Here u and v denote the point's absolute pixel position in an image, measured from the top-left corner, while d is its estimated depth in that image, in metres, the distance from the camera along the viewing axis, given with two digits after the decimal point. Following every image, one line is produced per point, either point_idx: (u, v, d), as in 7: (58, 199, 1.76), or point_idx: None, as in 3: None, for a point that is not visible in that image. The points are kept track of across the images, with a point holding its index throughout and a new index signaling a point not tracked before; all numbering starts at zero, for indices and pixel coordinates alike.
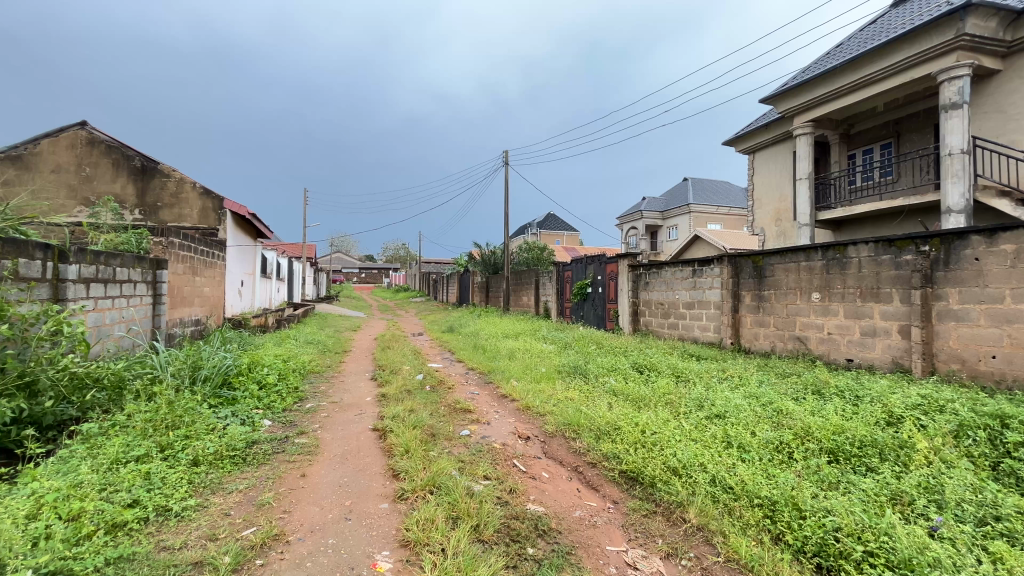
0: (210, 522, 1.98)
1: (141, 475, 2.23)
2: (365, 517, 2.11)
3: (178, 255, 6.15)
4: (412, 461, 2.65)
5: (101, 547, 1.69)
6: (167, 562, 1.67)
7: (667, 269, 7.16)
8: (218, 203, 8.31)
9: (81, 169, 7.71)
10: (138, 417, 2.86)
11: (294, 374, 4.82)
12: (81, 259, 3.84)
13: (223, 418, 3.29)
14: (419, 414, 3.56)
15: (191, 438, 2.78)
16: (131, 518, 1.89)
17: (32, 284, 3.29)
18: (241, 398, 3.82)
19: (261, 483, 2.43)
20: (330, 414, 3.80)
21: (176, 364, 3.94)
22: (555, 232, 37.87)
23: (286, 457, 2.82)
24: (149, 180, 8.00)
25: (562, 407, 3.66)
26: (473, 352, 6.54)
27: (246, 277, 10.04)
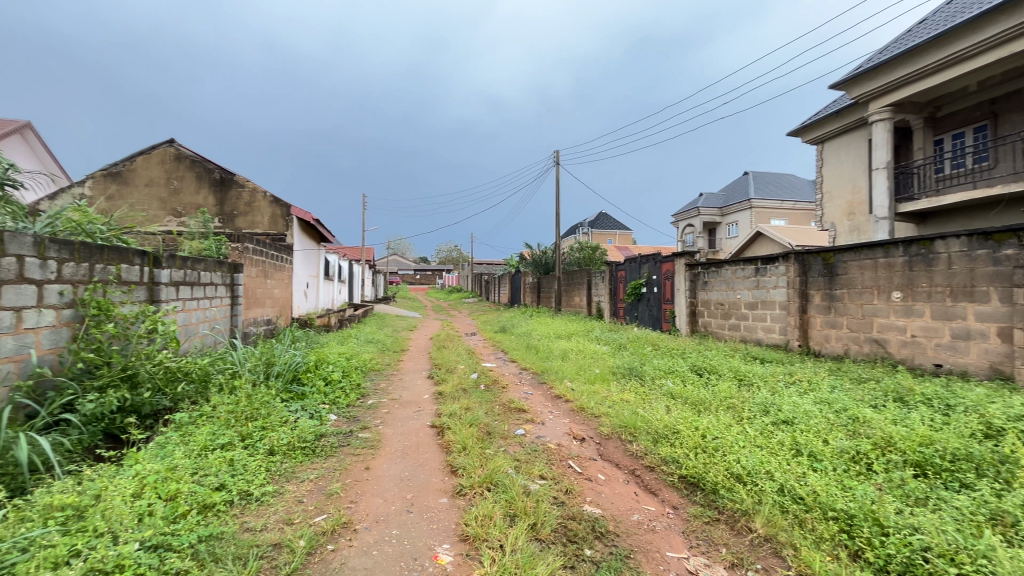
0: (286, 508, 2.13)
1: (226, 462, 2.44)
2: (426, 510, 2.19)
3: (252, 259, 6.63)
4: (469, 458, 2.71)
5: (194, 525, 1.85)
6: (250, 542, 1.81)
7: (727, 268, 6.86)
8: (286, 211, 8.86)
9: (169, 182, 8.50)
10: (222, 408, 3.12)
11: (357, 371, 5.05)
12: (172, 264, 4.23)
13: (294, 411, 3.52)
14: (475, 412, 3.63)
15: (267, 430, 2.99)
16: (217, 500, 2.06)
17: (133, 287, 3.67)
18: (309, 393, 4.06)
19: (330, 473, 2.58)
20: (391, 410, 3.96)
21: (252, 360, 4.26)
22: (607, 232, 37.25)
23: (352, 450, 2.97)
24: (226, 191, 8.69)
25: (618, 409, 3.61)
26: (526, 353, 6.57)
27: (312, 279, 10.65)
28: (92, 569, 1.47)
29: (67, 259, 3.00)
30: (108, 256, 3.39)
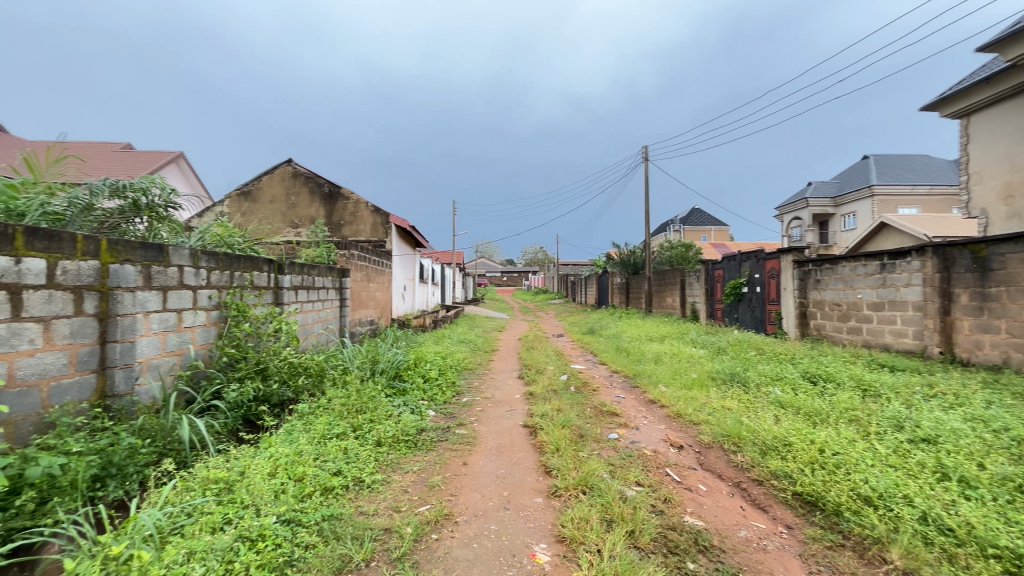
0: (394, 496, 2.29)
1: (341, 449, 2.69)
2: (522, 508, 2.23)
3: (357, 265, 7.24)
4: (564, 459, 2.71)
5: (318, 505, 2.07)
6: (365, 524, 1.97)
7: (844, 264, 6.15)
8: (385, 219, 9.54)
9: (289, 198, 9.56)
10: (336, 401, 3.44)
11: (452, 370, 5.29)
12: (292, 271, 4.75)
13: (397, 406, 3.77)
14: (567, 414, 3.62)
15: (375, 422, 3.24)
16: (336, 483, 2.28)
17: (262, 291, 4.18)
18: (410, 389, 4.33)
19: (430, 466, 2.73)
20: (484, 408, 4.10)
21: (360, 357, 4.65)
22: (701, 229, 35.14)
23: (449, 445, 3.12)
24: (334, 203, 9.56)
25: (719, 417, 3.39)
26: (616, 355, 6.41)
27: (408, 282, 11.35)
28: (241, 536, 1.71)
29: (215, 268, 3.50)
30: (243, 264, 3.90)
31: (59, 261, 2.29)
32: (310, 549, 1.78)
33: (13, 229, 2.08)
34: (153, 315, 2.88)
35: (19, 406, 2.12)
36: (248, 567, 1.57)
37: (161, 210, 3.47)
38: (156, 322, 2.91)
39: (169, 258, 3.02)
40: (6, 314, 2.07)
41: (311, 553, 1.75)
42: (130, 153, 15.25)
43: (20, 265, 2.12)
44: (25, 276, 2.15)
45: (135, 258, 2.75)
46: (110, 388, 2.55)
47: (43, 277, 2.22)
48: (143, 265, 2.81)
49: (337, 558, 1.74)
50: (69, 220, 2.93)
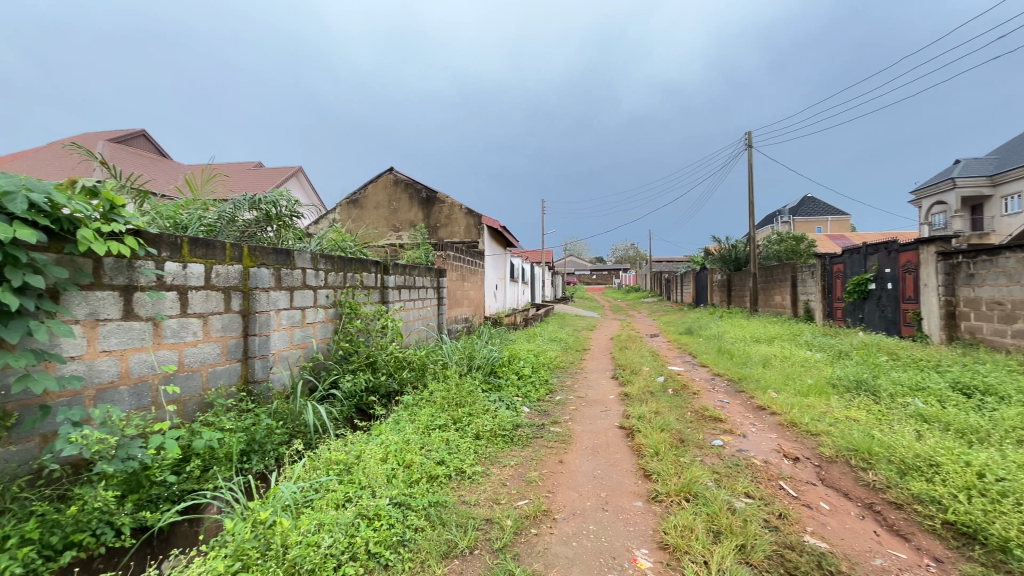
0: (493, 488, 2.37)
1: (443, 440, 2.84)
2: (622, 511, 2.18)
3: (453, 265, 7.59)
4: (664, 464, 2.60)
5: (425, 491, 2.20)
6: (468, 513, 2.06)
7: (1007, 256, 5.13)
8: (478, 221, 9.87)
9: (391, 204, 10.29)
10: (438, 394, 3.64)
11: (544, 368, 5.33)
12: (396, 271, 5.10)
13: (494, 401, 3.90)
14: (666, 417, 3.47)
15: (473, 416, 3.37)
16: (440, 472, 2.41)
17: (371, 290, 4.55)
18: (505, 385, 4.45)
19: (527, 462, 2.78)
20: (578, 407, 4.07)
21: (458, 353, 4.86)
22: (815, 219, 31.61)
23: (545, 442, 3.15)
24: (431, 207, 10.10)
25: (843, 429, 3.04)
26: (718, 357, 6.00)
27: (500, 281, 11.62)
28: (361, 513, 1.89)
29: (331, 270, 3.87)
30: (354, 266, 4.26)
31: (213, 265, 2.68)
32: (420, 532, 1.90)
33: (180, 239, 2.46)
34: (283, 312, 3.26)
35: (186, 387, 2.53)
36: (367, 543, 1.74)
37: (286, 219, 3.91)
38: (285, 318, 3.29)
39: (295, 261, 3.39)
40: (177, 310, 2.48)
41: (421, 536, 1.87)
42: (261, 171, 17.43)
43: (185, 269, 2.51)
44: (189, 279, 2.54)
45: (269, 262, 3.13)
46: (251, 375, 2.94)
47: (201, 279, 2.62)
48: (275, 268, 3.19)
49: (443, 542, 1.85)
50: (218, 230, 3.43)
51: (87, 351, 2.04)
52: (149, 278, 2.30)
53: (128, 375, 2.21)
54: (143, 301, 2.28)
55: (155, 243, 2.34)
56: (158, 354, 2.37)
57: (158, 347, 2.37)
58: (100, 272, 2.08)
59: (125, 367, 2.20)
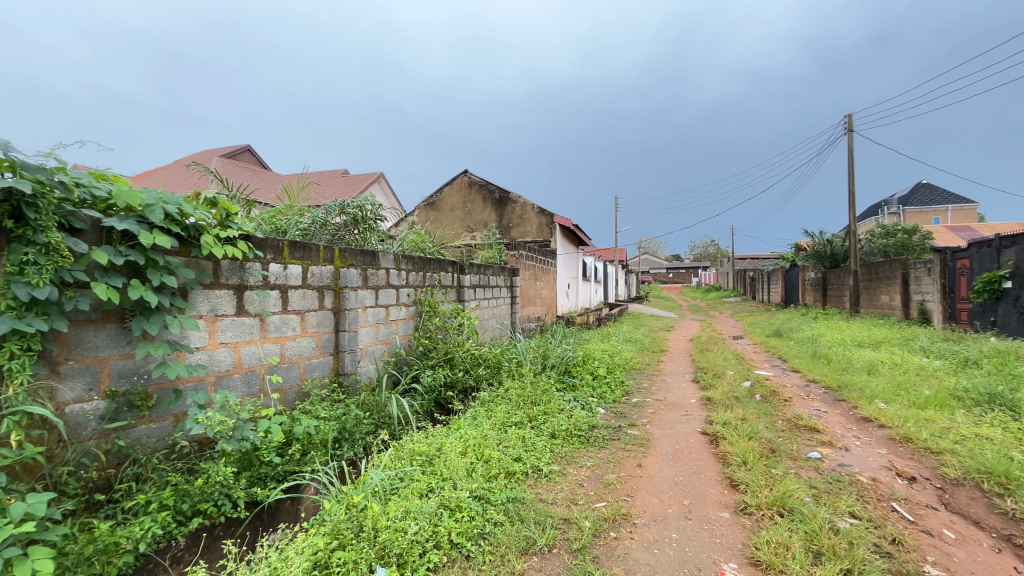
0: (571, 488, 2.36)
1: (520, 437, 2.87)
2: (707, 521, 2.08)
3: (526, 264, 7.66)
4: (753, 474, 2.44)
5: (503, 486, 2.24)
6: (546, 512, 2.07)
7: None
8: (550, 220, 9.87)
9: (465, 206, 10.59)
10: (513, 392, 3.69)
11: (620, 369, 5.21)
12: (472, 271, 5.24)
13: (569, 401, 3.88)
14: (754, 424, 3.24)
15: (549, 414, 3.37)
16: (517, 469, 2.44)
17: (448, 289, 4.71)
18: (580, 385, 4.41)
19: (605, 464, 2.73)
20: (657, 411, 3.93)
21: (532, 352, 4.90)
22: (931, 209, 27.95)
23: (623, 445, 3.07)
24: (504, 207, 10.24)
25: (972, 448, 2.66)
26: (813, 362, 5.50)
27: (572, 280, 11.53)
28: (444, 504, 1.97)
29: (412, 270, 4.06)
30: (433, 266, 4.43)
31: (308, 266, 2.92)
32: (499, 526, 1.94)
33: (281, 243, 2.70)
34: (368, 309, 3.47)
35: (287, 378, 2.78)
36: (450, 532, 1.81)
37: (371, 222, 4.15)
38: (371, 315, 3.51)
39: (379, 262, 3.59)
40: (279, 307, 2.73)
41: (500, 530, 1.91)
42: (347, 178, 18.75)
43: (286, 270, 2.76)
44: (289, 279, 2.78)
45: (357, 262, 3.35)
46: (342, 368, 3.17)
47: (299, 279, 2.86)
48: (362, 268, 3.40)
49: (522, 538, 1.87)
50: (312, 234, 3.74)
51: (208, 342, 2.30)
52: (257, 278, 2.55)
53: (240, 365, 2.47)
54: (252, 299, 2.54)
55: (262, 246, 2.59)
56: (264, 347, 2.62)
57: (264, 340, 2.63)
58: (217, 272, 2.34)
59: (237, 358, 2.46)
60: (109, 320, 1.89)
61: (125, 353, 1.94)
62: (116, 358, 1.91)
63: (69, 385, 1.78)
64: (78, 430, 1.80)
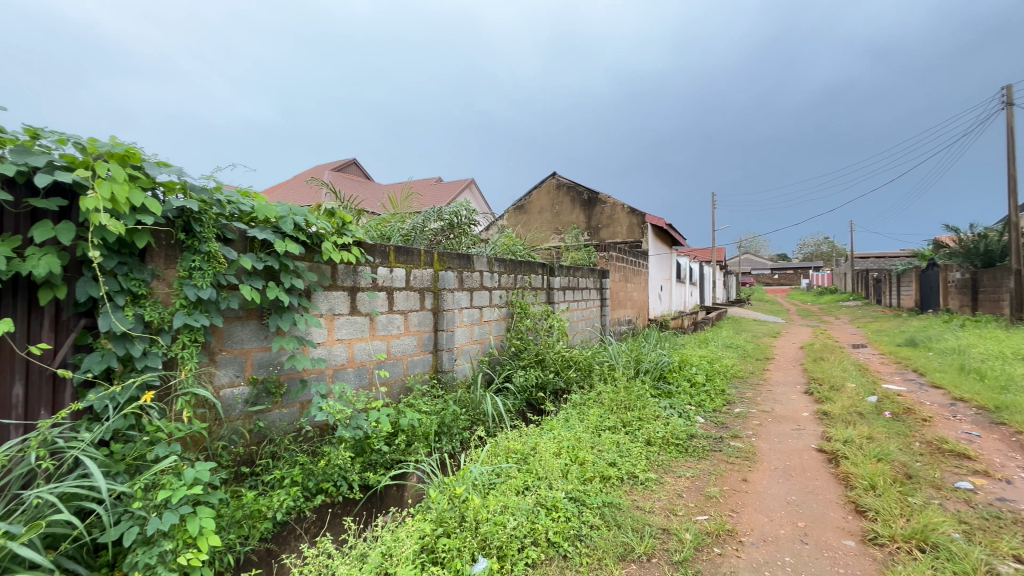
0: (669, 498, 2.28)
1: (614, 442, 2.82)
2: (827, 547, 1.89)
3: (616, 266, 7.50)
4: (884, 500, 2.16)
5: (598, 490, 2.23)
6: (644, 519, 2.02)
7: None
8: (642, 219, 9.56)
9: (554, 208, 10.64)
10: (606, 396, 3.64)
11: (720, 376, 4.89)
12: (561, 273, 5.25)
13: (665, 408, 3.73)
14: (884, 445, 2.87)
15: (644, 421, 3.28)
16: (613, 474, 2.41)
17: (538, 291, 4.77)
18: (676, 392, 4.22)
19: (706, 475, 2.59)
20: (763, 423, 3.64)
21: (624, 356, 4.78)
22: None
23: (724, 457, 2.89)
24: (593, 208, 10.13)
25: None
26: (960, 378, 4.72)
27: (665, 282, 11.05)
28: (540, 503, 2.01)
29: (504, 272, 4.17)
30: (524, 268, 4.51)
31: (411, 269, 3.13)
32: (595, 530, 1.93)
33: (388, 248, 2.93)
34: (464, 310, 3.63)
35: (393, 372, 3.01)
36: (548, 531, 1.84)
37: (466, 227, 4.34)
38: (466, 316, 3.66)
39: (474, 264, 3.74)
40: (386, 307, 2.95)
41: (597, 533, 1.90)
42: (441, 185, 19.77)
43: (392, 273, 2.99)
44: (394, 281, 3.01)
45: (454, 265, 3.51)
46: (440, 365, 3.36)
47: (403, 281, 3.08)
48: (458, 270, 3.57)
49: (619, 544, 1.84)
50: (413, 239, 4.01)
51: (327, 338, 2.57)
52: (367, 280, 2.80)
53: (353, 359, 2.72)
54: (364, 299, 2.78)
55: (371, 251, 2.83)
56: (373, 343, 2.86)
57: (373, 337, 2.86)
58: (335, 276, 2.61)
59: (351, 353, 2.71)
60: (251, 317, 2.19)
61: (263, 346, 2.24)
62: (256, 350, 2.21)
63: (223, 372, 2.08)
64: (229, 410, 2.11)
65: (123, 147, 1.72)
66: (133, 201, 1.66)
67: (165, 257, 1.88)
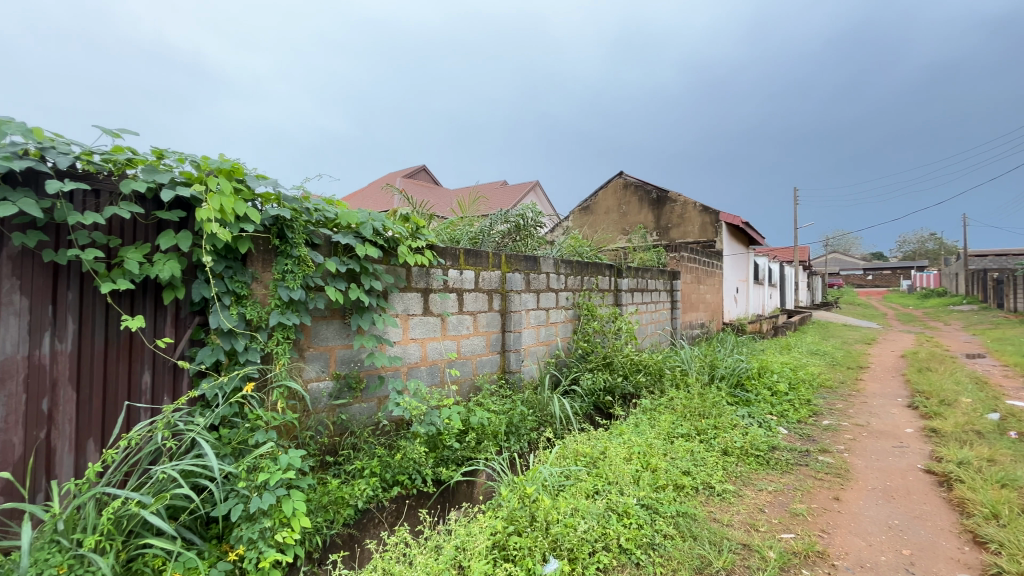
0: (749, 512, 2.15)
1: (688, 450, 2.71)
2: None
3: (688, 266, 7.19)
4: (1011, 532, 1.90)
5: (672, 499, 2.15)
6: (722, 532, 1.92)
7: None
8: (716, 217, 9.09)
9: (621, 208, 10.41)
10: (678, 402, 3.50)
11: (806, 385, 4.54)
12: (629, 274, 5.12)
13: (743, 416, 3.52)
14: (1009, 469, 2.52)
15: (720, 429, 3.11)
16: (687, 483, 2.31)
17: (605, 293, 4.68)
18: (755, 400, 3.97)
19: (791, 491, 2.42)
20: (857, 438, 3.33)
21: (698, 361, 4.58)
22: None
23: (812, 472, 2.68)
24: (662, 207, 9.80)
25: None
26: None
27: (741, 283, 10.42)
28: (612, 508, 1.98)
29: (571, 274, 4.14)
30: (591, 270, 4.46)
31: (480, 271, 3.21)
32: (669, 540, 1.86)
33: (458, 251, 3.02)
34: (531, 311, 3.66)
35: (463, 371, 3.10)
36: (620, 537, 1.81)
37: (532, 229, 4.37)
38: (533, 317, 3.69)
39: (540, 266, 3.75)
40: (456, 308, 3.05)
41: (671, 543, 1.84)
42: (506, 188, 20.04)
43: (462, 275, 3.08)
44: (464, 283, 3.10)
45: (521, 267, 3.55)
46: (508, 366, 3.40)
47: (472, 282, 3.16)
48: (525, 272, 3.60)
49: (695, 556, 1.77)
50: (481, 241, 4.09)
51: (402, 337, 2.70)
52: (439, 282, 2.91)
53: (426, 358, 2.84)
54: (436, 300, 2.89)
55: (443, 254, 2.94)
56: (444, 343, 2.96)
57: (444, 337, 2.96)
58: (409, 278, 2.73)
59: (424, 352, 2.83)
60: (335, 317, 2.35)
61: (346, 344, 2.39)
62: (340, 347, 2.37)
63: (311, 367, 2.25)
64: (316, 402, 2.28)
65: (230, 163, 1.91)
66: (238, 210, 1.84)
67: (262, 261, 2.07)
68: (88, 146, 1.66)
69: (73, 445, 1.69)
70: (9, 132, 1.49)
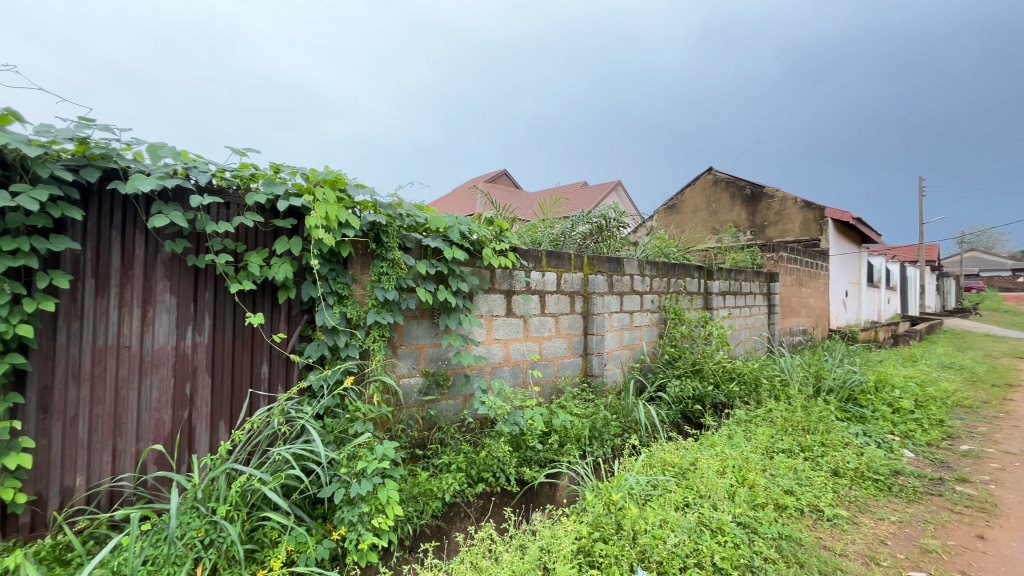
0: (867, 543, 1.91)
1: (791, 468, 2.49)
2: None
3: (788, 267, 6.58)
4: None
5: (773, 519, 1.98)
6: (834, 563, 1.74)
7: None
8: (821, 213, 8.23)
9: (710, 205, 9.83)
10: (778, 414, 3.22)
11: (936, 403, 3.95)
12: (721, 276, 4.81)
13: (856, 435, 3.15)
14: None
15: (828, 448, 2.81)
16: (790, 503, 2.12)
17: (694, 296, 4.44)
18: (872, 417, 3.54)
19: (919, 523, 2.11)
20: (1008, 468, 2.83)
21: (801, 371, 4.18)
22: None
23: (948, 504, 2.32)
24: (757, 203, 9.09)
25: None
26: None
27: (852, 286, 9.35)
28: (704, 523, 1.87)
29: (656, 276, 3.98)
30: (678, 271, 4.25)
31: (562, 273, 3.20)
32: (771, 564, 1.72)
33: (540, 253, 3.04)
34: (614, 314, 3.57)
35: (545, 373, 3.10)
36: (714, 555, 1.70)
37: (614, 230, 4.27)
38: (616, 320, 3.60)
39: (624, 267, 3.65)
40: (538, 309, 3.06)
41: (773, 568, 1.69)
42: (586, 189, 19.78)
43: (544, 277, 3.08)
44: (546, 284, 3.10)
45: (604, 269, 3.48)
46: (590, 369, 3.35)
47: (554, 284, 3.16)
48: (608, 274, 3.53)
49: None
50: (562, 243, 4.08)
51: (486, 337, 2.76)
52: (521, 284, 2.94)
53: (509, 358, 2.88)
54: (518, 301, 2.93)
55: (526, 256, 2.97)
56: (527, 344, 2.98)
57: (527, 338, 2.99)
58: (493, 279, 2.79)
59: (507, 352, 2.87)
60: (425, 316, 2.47)
61: (434, 342, 2.50)
62: (429, 345, 2.48)
63: (403, 363, 2.38)
64: (407, 397, 2.40)
65: (334, 174, 2.08)
66: (341, 218, 2.00)
67: (361, 264, 2.23)
68: (222, 165, 1.90)
69: (209, 424, 1.94)
70: (163, 155, 1.74)
